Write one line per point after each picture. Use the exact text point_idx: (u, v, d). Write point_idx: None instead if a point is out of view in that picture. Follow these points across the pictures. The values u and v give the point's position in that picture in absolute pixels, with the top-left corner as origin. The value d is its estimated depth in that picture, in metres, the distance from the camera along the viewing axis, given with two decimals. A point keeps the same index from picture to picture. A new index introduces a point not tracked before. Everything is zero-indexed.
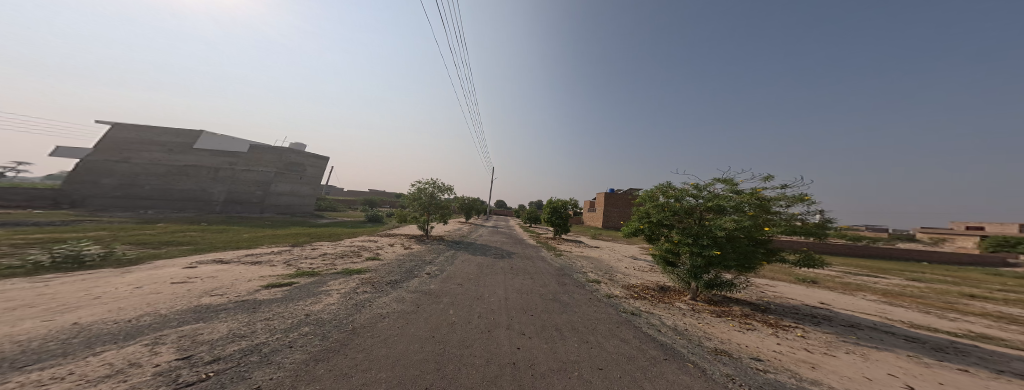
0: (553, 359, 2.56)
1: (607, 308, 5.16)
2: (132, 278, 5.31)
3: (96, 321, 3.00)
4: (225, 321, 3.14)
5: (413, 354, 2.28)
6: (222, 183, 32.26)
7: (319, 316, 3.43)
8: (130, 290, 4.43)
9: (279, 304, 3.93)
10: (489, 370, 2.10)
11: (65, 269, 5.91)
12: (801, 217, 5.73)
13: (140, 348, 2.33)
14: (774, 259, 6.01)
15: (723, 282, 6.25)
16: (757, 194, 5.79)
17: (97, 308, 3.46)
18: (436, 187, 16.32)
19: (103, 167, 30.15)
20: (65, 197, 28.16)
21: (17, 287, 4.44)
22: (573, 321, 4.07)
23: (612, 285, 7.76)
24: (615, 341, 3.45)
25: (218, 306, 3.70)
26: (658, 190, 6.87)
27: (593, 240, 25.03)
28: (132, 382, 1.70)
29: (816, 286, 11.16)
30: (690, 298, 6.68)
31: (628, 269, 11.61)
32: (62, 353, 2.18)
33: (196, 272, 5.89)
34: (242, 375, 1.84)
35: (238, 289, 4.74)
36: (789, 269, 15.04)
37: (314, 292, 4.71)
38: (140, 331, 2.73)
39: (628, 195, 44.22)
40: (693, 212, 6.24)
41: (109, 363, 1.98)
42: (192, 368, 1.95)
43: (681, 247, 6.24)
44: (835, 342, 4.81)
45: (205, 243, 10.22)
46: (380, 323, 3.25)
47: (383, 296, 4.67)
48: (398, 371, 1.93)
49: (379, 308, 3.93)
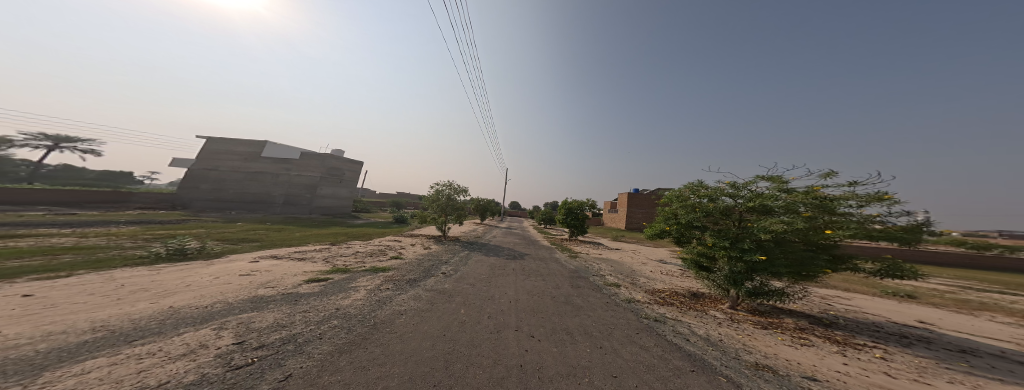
0: (563, 363, 2.59)
1: (626, 313, 4.94)
2: (213, 269, 6.67)
3: (185, 305, 3.88)
4: (273, 311, 3.75)
5: (425, 351, 2.47)
6: (281, 187, 38.32)
7: (347, 310, 3.89)
8: (211, 280, 5.60)
9: (317, 298, 4.56)
10: (496, 371, 2.21)
11: (173, 259, 7.73)
12: (881, 220, 4.69)
13: (209, 331, 2.93)
14: (843, 268, 5.02)
15: (772, 290, 5.45)
16: (815, 192, 4.93)
17: (187, 294, 4.46)
18: (452, 188, 17.15)
19: (202, 175, 37.82)
20: (177, 200, 35.96)
21: (138, 274, 5.84)
22: (586, 325, 3.98)
23: (634, 289, 7.35)
24: (633, 348, 3.31)
25: (269, 298, 4.45)
26: (688, 189, 6.33)
27: (615, 242, 23.99)
28: (200, 362, 2.17)
29: (910, 301, 9.12)
30: (727, 306, 6.06)
31: (654, 272, 10.84)
32: (157, 332, 2.87)
33: (257, 266, 7.14)
34: (278, 362, 2.21)
35: (285, 283, 5.62)
36: (867, 279, 12.57)
37: (344, 288, 5.35)
38: (211, 316, 3.43)
39: (655, 195, 41.33)
40: (729, 212, 5.65)
41: (186, 344, 2.55)
42: (243, 352, 2.41)
43: (715, 251, 5.63)
44: (932, 368, 3.93)
45: (266, 241, 12.27)
46: (398, 319, 3.58)
47: (402, 293, 5.13)
48: (410, 366, 2.13)
49: (397, 304, 4.32)
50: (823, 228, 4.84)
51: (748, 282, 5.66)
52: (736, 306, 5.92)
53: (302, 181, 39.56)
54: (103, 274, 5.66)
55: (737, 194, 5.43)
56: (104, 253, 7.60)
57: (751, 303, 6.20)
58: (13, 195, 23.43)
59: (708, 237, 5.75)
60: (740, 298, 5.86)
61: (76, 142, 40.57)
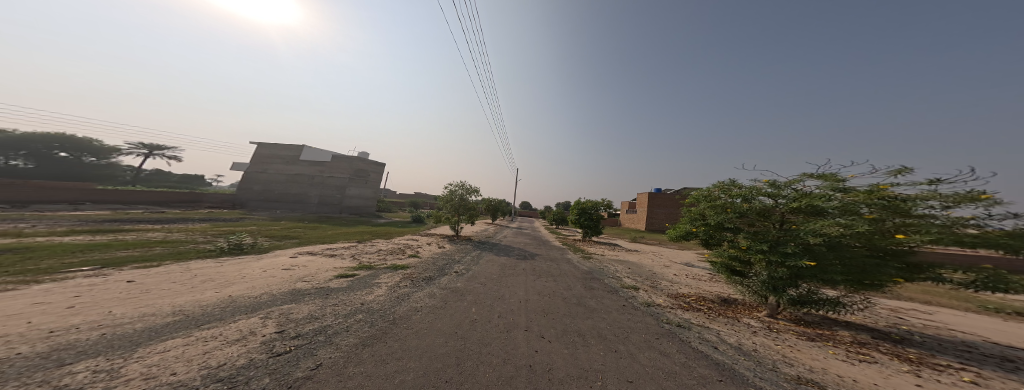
0: (573, 366, 2.62)
1: (644, 317, 4.70)
2: (261, 263, 7.66)
3: (240, 295, 4.54)
4: (307, 303, 4.21)
5: (438, 347, 2.61)
6: (316, 188, 42.05)
7: (370, 305, 4.22)
8: (260, 272, 6.46)
9: (345, 293, 5.01)
10: (506, 370, 2.33)
11: (231, 252, 9.02)
12: (978, 224, 3.84)
13: (258, 319, 3.40)
14: (920, 278, 4.23)
15: (822, 299, 4.82)
16: (882, 190, 4.25)
17: (242, 285, 5.21)
18: (464, 189, 17.62)
19: (255, 177, 42.97)
20: (236, 199, 41.36)
21: (206, 266, 6.93)
22: (600, 328, 3.88)
23: (655, 293, 6.95)
24: (652, 354, 3.17)
25: (305, 291, 5.00)
26: (718, 189, 6.11)
27: (635, 244, 22.91)
28: (248, 349, 2.54)
29: (1009, 318, 7.55)
30: (765, 314, 5.55)
31: (678, 276, 10.16)
32: (218, 318, 3.40)
33: (296, 261, 8.04)
34: (311, 352, 2.51)
35: (319, 277, 6.27)
36: (947, 290, 10.66)
37: (368, 284, 5.82)
38: (259, 306, 3.97)
39: (678, 195, 38.87)
40: (768, 214, 5.23)
41: (238, 331, 2.99)
42: (282, 340, 2.76)
43: (751, 254, 5.24)
44: None
45: (304, 238, 13.71)
46: (414, 316, 3.81)
47: (419, 291, 5.43)
48: (425, 362, 2.30)
49: (414, 301, 4.59)
50: (893, 232, 4.13)
51: (790, 289, 5.11)
52: (775, 314, 5.40)
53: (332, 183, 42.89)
54: (182, 265, 6.82)
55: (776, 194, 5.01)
56: (180, 247, 9.10)
57: (794, 312, 5.61)
58: (122, 194, 28.87)
59: (742, 240, 5.40)
60: (780, 306, 5.34)
61: (163, 149, 48.66)
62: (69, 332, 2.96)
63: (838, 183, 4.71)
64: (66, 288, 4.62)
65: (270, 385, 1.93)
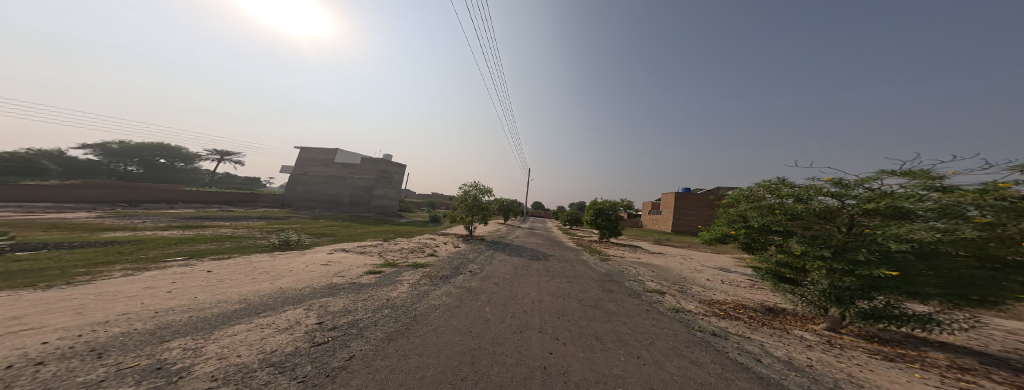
0: (590, 370, 2.54)
1: (673, 323, 4.39)
2: (304, 258, 8.64)
3: (289, 286, 5.19)
4: (341, 297, 4.65)
5: (454, 345, 2.71)
6: (347, 189, 45.36)
7: (394, 302, 4.54)
8: (304, 267, 7.32)
9: (373, 289, 5.44)
10: (519, 370, 2.36)
11: (281, 247, 10.31)
12: None
13: (302, 310, 3.86)
14: None
15: (906, 316, 4.02)
16: (1004, 189, 3.34)
17: (291, 278, 5.96)
18: (477, 189, 17.93)
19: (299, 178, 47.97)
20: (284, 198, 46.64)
21: (262, 259, 8.02)
22: (620, 332, 3.72)
23: (685, 298, 6.44)
24: (681, 362, 2.95)
25: (341, 286, 5.54)
26: (766, 189, 5.73)
27: (659, 246, 21.56)
28: (295, 337, 2.91)
29: None
30: (825, 327, 4.93)
31: (710, 281, 9.34)
32: (271, 307, 3.91)
33: (331, 258, 8.93)
34: (345, 343, 2.79)
35: (352, 273, 6.92)
36: None
37: (393, 281, 6.25)
38: (303, 298, 4.49)
39: (710, 196, 35.75)
40: (831, 216, 4.67)
41: (286, 321, 3.41)
42: (322, 331, 3.10)
43: (806, 260, 4.71)
44: None
45: (338, 236, 15.10)
46: (433, 313, 4.01)
47: (437, 289, 5.70)
48: (443, 358, 2.41)
49: (433, 299, 4.82)
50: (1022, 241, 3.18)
51: (860, 301, 4.39)
52: (837, 328, 4.77)
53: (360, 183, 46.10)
54: (245, 258, 7.98)
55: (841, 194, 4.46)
56: (242, 242, 10.65)
57: (864, 327, 4.81)
58: (202, 194, 34.41)
59: (795, 244, 4.90)
60: (844, 319, 4.70)
61: (231, 155, 56.86)
62: (167, 314, 3.66)
63: (934, 181, 3.87)
64: (165, 275, 5.71)
65: (311, 372, 2.19)
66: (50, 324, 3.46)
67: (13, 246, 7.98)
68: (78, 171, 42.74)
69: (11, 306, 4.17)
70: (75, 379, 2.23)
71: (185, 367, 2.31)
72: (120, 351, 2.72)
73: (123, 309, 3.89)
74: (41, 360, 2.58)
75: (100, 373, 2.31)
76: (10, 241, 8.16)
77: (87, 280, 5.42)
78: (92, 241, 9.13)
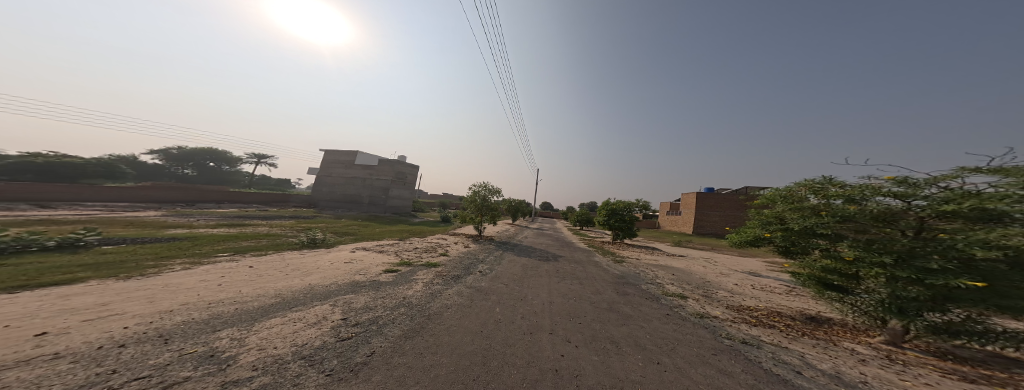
0: (605, 374, 2.46)
1: (697, 330, 4.13)
2: (329, 256, 9.25)
3: (317, 283, 5.59)
4: (363, 294, 4.93)
5: (466, 345, 2.75)
6: (366, 189, 47.58)
7: (410, 300, 4.71)
8: (330, 264, 7.84)
9: (391, 287, 5.70)
10: (530, 372, 2.34)
11: (308, 245, 11.12)
12: None
13: (327, 306, 4.13)
14: None
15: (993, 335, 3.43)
16: None
17: (319, 274, 6.41)
18: (487, 190, 18.05)
19: None
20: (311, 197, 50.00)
21: (293, 256, 8.70)
22: (637, 336, 3.58)
23: (710, 303, 6.05)
24: (706, 370, 2.77)
25: (363, 283, 5.87)
26: (811, 189, 5.36)
27: (679, 248, 20.50)
28: (321, 332, 3.11)
29: None
30: (883, 340, 4.36)
31: (737, 286, 8.71)
32: (301, 303, 4.23)
33: (352, 256, 9.47)
34: (367, 339, 2.95)
35: (372, 271, 7.30)
36: None
37: (409, 280, 6.51)
38: (329, 294, 4.81)
39: (736, 196, 33.32)
40: (892, 218, 4.13)
41: (314, 316, 3.68)
42: (345, 327, 3.29)
43: (858, 267, 4.30)
44: None
45: (358, 235, 15.94)
46: (446, 312, 4.11)
47: (448, 289, 5.85)
48: (455, 358, 2.46)
49: (445, 298, 4.95)
50: None
51: (931, 313, 3.81)
52: (900, 342, 4.23)
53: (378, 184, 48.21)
54: (278, 255, 8.70)
55: (906, 193, 3.93)
56: (276, 240, 11.64)
57: (935, 343, 4.20)
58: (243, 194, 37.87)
59: (847, 249, 4.52)
60: (908, 332, 4.15)
61: (266, 159, 62.01)
62: (219, 305, 4.11)
63: None
64: (214, 269, 6.39)
65: (337, 366, 2.32)
66: (128, 311, 4.03)
67: (99, 241, 9.39)
68: (147, 174, 49.05)
69: (99, 293, 4.92)
70: (146, 361, 2.57)
71: (232, 355, 2.57)
72: (180, 338, 3.09)
73: (183, 299, 4.43)
74: (123, 343, 3.02)
75: (167, 357, 2.64)
76: (96, 236, 9.60)
77: (154, 272, 6.22)
78: (154, 237, 10.39)
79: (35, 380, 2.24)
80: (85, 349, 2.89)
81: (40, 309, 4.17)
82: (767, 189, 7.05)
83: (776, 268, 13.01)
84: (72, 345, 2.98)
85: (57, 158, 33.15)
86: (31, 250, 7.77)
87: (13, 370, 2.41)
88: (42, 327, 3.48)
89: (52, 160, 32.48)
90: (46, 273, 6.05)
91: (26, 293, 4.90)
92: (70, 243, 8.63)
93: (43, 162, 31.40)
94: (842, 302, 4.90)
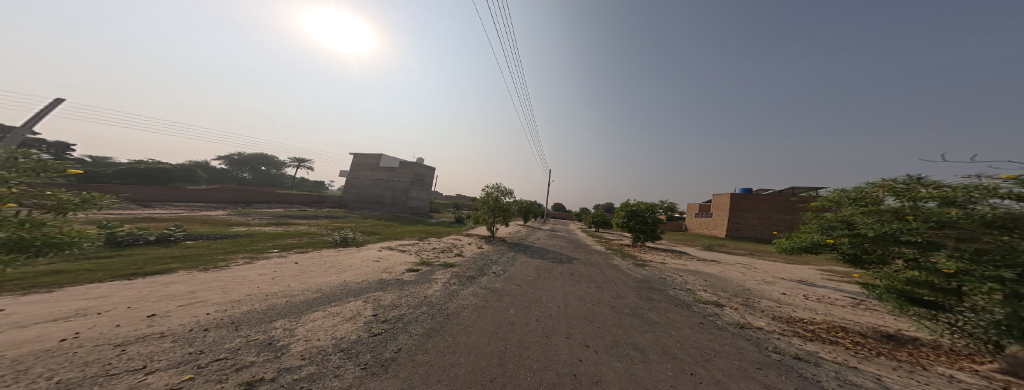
0: (627, 381, 2.37)
1: (736, 340, 3.77)
2: (358, 254, 10.01)
3: (350, 280, 6.09)
4: (389, 292, 5.26)
5: (484, 346, 2.80)
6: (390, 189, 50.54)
7: (429, 299, 4.93)
8: (360, 262, 8.51)
9: (413, 286, 6.02)
10: (548, 376, 2.31)
11: (341, 244, 12.17)
12: None
13: (360, 302, 4.50)
14: None
15: None
16: None
17: (352, 271, 7.02)
18: (499, 191, 18.18)
19: None
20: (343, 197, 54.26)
21: (328, 254, 9.56)
22: (664, 344, 3.37)
23: (752, 313, 5.46)
24: (747, 384, 2.53)
25: (388, 281, 6.26)
26: (890, 191, 4.58)
27: (708, 251, 19.02)
28: (354, 327, 3.38)
29: None
30: (999, 370, 3.62)
31: (780, 294, 7.82)
32: (338, 298, 4.64)
33: (378, 255, 10.15)
34: (394, 335, 3.14)
35: (397, 269, 7.79)
36: None
37: (429, 279, 6.83)
38: (361, 291, 5.22)
39: (776, 195, 29.98)
40: (1014, 224, 3.27)
41: (349, 310, 4.02)
42: (374, 323, 3.55)
43: (961, 281, 3.57)
44: None
45: (381, 235, 16.99)
46: (462, 312, 4.23)
47: (464, 289, 6.01)
48: (473, 358, 2.51)
49: (462, 299, 5.11)
50: None
51: None
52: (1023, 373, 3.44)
53: (401, 186, 50.94)
54: (316, 252, 9.62)
55: None
56: (314, 238, 12.90)
57: None
58: None
59: (945, 260, 3.79)
60: None
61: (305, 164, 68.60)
62: (273, 297, 4.68)
63: None
64: (266, 264, 7.27)
65: (369, 360, 2.51)
66: (208, 299, 4.75)
67: (183, 236, 11.20)
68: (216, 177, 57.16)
69: (187, 282, 5.89)
70: (221, 345, 3.00)
71: (284, 344, 2.92)
72: (244, 325, 3.58)
73: (247, 290, 5.11)
74: (206, 327, 3.58)
75: (237, 341, 3.08)
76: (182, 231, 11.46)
77: (224, 265, 7.27)
78: (218, 234, 12.03)
79: (149, 354, 2.76)
80: (179, 330, 3.47)
81: (148, 293, 5.11)
82: (827, 191, 6.17)
83: (829, 277, 11.47)
84: (172, 326, 3.60)
85: (154, 164, 40.11)
86: (138, 243, 9.54)
87: (134, 345, 2.98)
88: (150, 309, 4.24)
89: (150, 167, 39.34)
90: (150, 262, 7.39)
91: (138, 279, 6.03)
92: (164, 238, 10.41)
93: (145, 168, 38.16)
94: (939, 321, 4.12)
